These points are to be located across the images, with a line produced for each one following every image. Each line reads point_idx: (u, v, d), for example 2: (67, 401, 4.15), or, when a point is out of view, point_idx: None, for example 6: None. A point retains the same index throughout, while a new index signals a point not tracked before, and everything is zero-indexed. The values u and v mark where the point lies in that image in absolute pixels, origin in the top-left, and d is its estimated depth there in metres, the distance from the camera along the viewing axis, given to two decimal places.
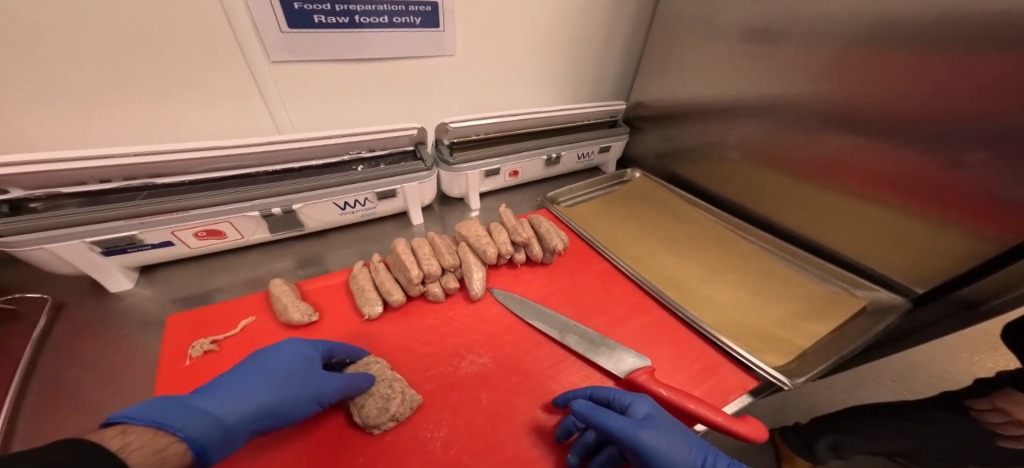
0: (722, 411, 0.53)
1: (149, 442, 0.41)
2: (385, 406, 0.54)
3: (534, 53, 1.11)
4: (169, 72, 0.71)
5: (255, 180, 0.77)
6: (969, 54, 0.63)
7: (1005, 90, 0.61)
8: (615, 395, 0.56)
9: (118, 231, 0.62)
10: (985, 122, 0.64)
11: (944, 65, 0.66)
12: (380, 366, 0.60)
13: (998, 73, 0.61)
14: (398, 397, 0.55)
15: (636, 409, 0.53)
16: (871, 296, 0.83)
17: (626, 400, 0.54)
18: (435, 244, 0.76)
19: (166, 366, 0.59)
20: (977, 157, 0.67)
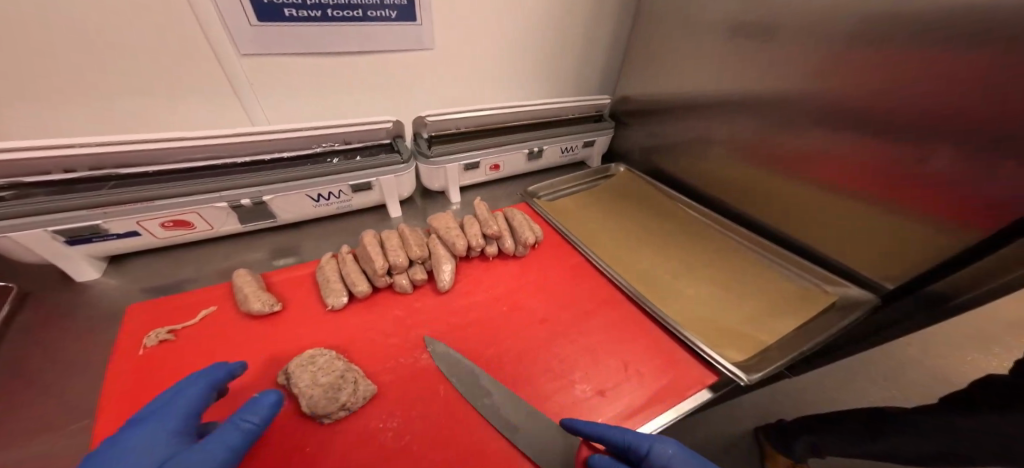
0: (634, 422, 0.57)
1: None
2: (335, 396, 0.54)
3: (517, 48, 1.11)
4: (138, 66, 0.71)
5: (226, 171, 0.77)
6: (937, 51, 0.63)
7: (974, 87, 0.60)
8: (634, 442, 0.52)
9: (83, 220, 0.63)
10: (954, 120, 0.64)
11: (915, 63, 0.66)
12: (332, 358, 0.59)
13: (969, 69, 0.61)
14: (350, 387, 0.56)
15: (653, 460, 0.51)
16: (840, 292, 0.82)
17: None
18: (404, 235, 0.75)
19: (122, 353, 0.60)
20: (947, 156, 0.66)
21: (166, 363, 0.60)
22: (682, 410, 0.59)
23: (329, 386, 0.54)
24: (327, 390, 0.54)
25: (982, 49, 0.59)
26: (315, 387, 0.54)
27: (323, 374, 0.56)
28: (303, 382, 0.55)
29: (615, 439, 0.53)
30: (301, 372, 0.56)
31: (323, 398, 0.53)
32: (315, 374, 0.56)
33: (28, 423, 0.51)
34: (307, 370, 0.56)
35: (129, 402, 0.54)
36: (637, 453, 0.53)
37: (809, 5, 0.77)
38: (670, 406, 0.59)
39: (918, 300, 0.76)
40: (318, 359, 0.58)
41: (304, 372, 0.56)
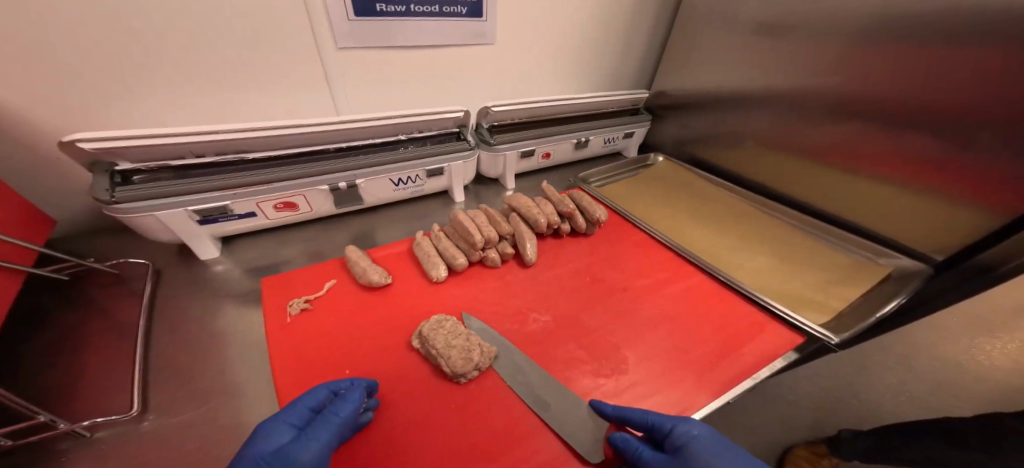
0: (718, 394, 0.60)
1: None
2: (469, 356, 0.60)
3: (565, 43, 1.17)
4: (243, 59, 0.76)
5: (323, 156, 0.82)
6: (975, 40, 0.70)
7: (1009, 73, 0.68)
8: (656, 421, 0.54)
9: (215, 200, 0.68)
10: (992, 105, 0.71)
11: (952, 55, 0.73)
12: (455, 323, 0.65)
13: (1007, 57, 0.68)
14: (479, 348, 0.62)
15: (675, 438, 0.52)
16: (895, 264, 0.89)
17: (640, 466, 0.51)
18: (490, 214, 0.82)
19: (272, 320, 0.66)
20: (986, 136, 0.73)
21: (310, 329, 0.66)
22: (774, 367, 0.64)
23: (462, 345, 0.61)
24: (463, 350, 0.61)
25: (1017, 41, 0.66)
26: (452, 347, 0.61)
27: (456, 337, 0.62)
28: (440, 344, 0.61)
29: (638, 419, 0.54)
30: (436, 334, 0.62)
31: (460, 356, 0.60)
32: (448, 337, 0.62)
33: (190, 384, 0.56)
34: (440, 334, 0.62)
35: (290, 363, 0.60)
36: (661, 433, 0.53)
37: (847, 6, 0.84)
38: (766, 363, 0.64)
39: (965, 270, 0.82)
40: (444, 324, 0.64)
41: (438, 335, 0.62)
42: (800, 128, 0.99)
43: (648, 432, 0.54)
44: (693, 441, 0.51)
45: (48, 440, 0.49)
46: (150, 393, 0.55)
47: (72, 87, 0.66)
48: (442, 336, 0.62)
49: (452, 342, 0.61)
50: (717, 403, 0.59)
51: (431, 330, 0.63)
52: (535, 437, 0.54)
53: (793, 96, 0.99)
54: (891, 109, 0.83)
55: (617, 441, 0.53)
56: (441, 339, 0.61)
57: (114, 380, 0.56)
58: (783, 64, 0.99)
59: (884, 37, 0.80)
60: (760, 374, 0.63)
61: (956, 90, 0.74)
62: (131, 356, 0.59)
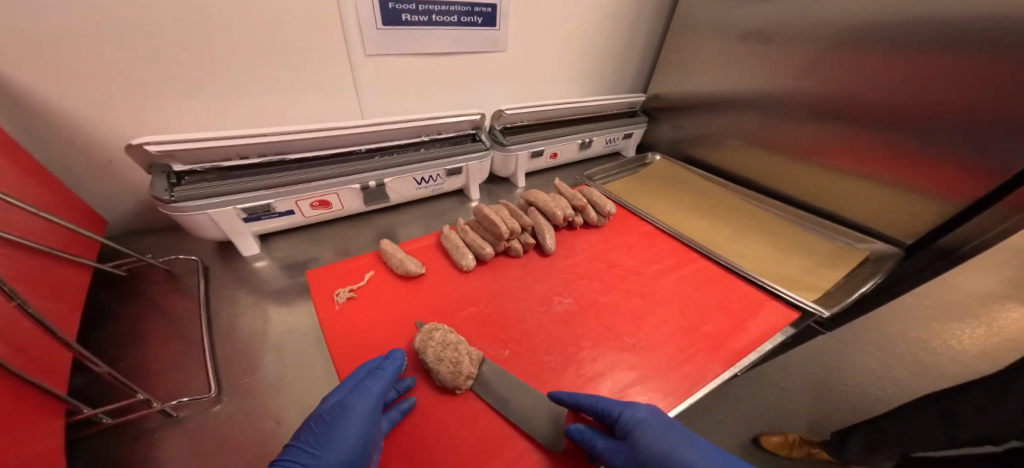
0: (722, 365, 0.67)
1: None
2: (457, 369, 0.60)
3: (569, 49, 1.25)
4: (278, 66, 0.81)
5: (353, 157, 0.88)
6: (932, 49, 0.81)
7: (961, 78, 0.79)
8: (608, 407, 0.58)
9: (259, 199, 0.73)
10: (946, 108, 0.82)
11: (912, 65, 0.84)
12: (445, 333, 0.65)
13: (957, 66, 0.79)
14: (468, 357, 0.62)
15: (622, 422, 0.57)
16: (870, 248, 0.99)
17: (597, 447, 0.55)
18: (511, 209, 0.89)
19: (322, 309, 0.71)
20: (941, 134, 0.84)
21: (357, 316, 0.71)
22: (774, 341, 0.72)
23: (453, 357, 0.62)
24: (452, 362, 0.61)
25: (966, 52, 0.77)
26: (441, 359, 0.62)
27: (446, 348, 0.63)
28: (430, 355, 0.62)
29: (588, 403, 0.59)
30: (429, 345, 0.63)
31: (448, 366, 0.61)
32: (437, 348, 0.63)
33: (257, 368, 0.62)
34: (433, 346, 0.63)
35: (347, 345, 0.67)
36: (610, 417, 0.58)
37: (824, 19, 0.95)
38: (768, 337, 0.72)
39: (934, 252, 0.92)
40: (433, 334, 0.65)
41: (428, 346, 0.63)
42: (785, 129, 1.10)
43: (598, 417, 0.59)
44: (641, 423, 0.56)
45: (140, 419, 0.54)
46: (220, 376, 0.61)
47: (124, 95, 0.71)
48: (432, 348, 0.63)
49: (442, 355, 0.62)
50: (728, 372, 0.66)
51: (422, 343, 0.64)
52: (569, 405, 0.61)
53: (778, 98, 1.09)
54: (864, 110, 0.94)
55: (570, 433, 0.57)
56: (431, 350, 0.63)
57: (186, 365, 0.61)
58: (768, 71, 1.10)
59: (855, 46, 0.91)
60: (763, 347, 0.71)
61: (918, 93, 0.85)
62: (198, 344, 0.65)
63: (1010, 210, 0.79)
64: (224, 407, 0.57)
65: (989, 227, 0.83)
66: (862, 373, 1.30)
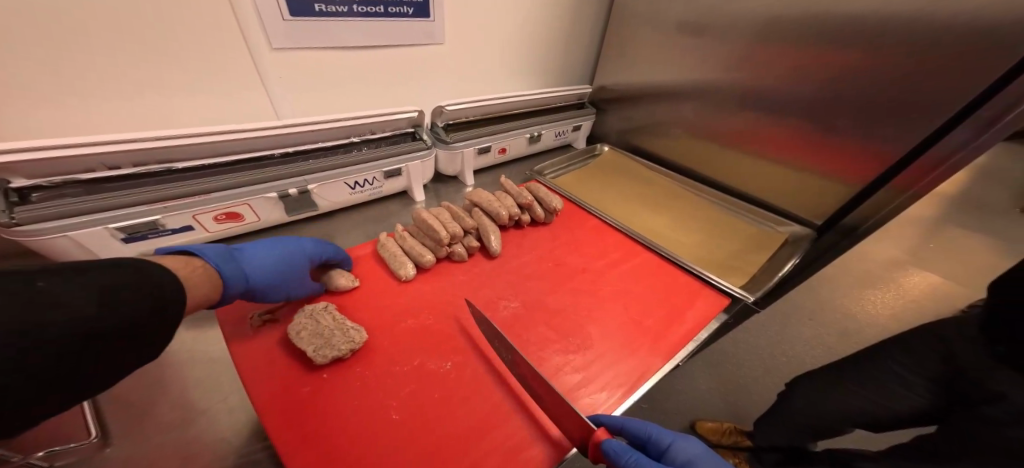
0: (661, 355, 0.68)
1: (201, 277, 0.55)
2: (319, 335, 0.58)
3: (511, 41, 1.21)
4: (161, 59, 0.69)
5: (267, 163, 0.78)
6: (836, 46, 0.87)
7: (859, 73, 0.85)
8: (656, 434, 0.59)
9: (141, 216, 0.63)
10: (850, 100, 0.88)
11: (820, 60, 0.90)
12: (345, 329, 0.60)
13: (857, 61, 0.84)
14: (335, 332, 0.59)
15: (675, 452, 0.58)
16: (790, 231, 1.06)
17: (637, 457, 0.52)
18: (453, 211, 0.84)
19: (230, 336, 0.61)
20: (840, 124, 0.91)
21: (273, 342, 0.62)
22: (710, 327, 0.75)
23: (331, 334, 0.58)
24: (326, 340, 0.57)
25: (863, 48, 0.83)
26: (318, 336, 0.58)
27: (326, 323, 0.60)
28: (309, 327, 0.59)
29: (639, 430, 0.59)
30: (303, 322, 0.60)
31: (323, 345, 0.57)
32: (322, 321, 0.60)
33: None
34: (308, 323, 0.60)
35: (263, 375, 0.58)
36: (658, 447, 0.58)
37: (748, 14, 0.98)
38: (704, 326, 0.75)
39: (839, 231, 1.01)
40: (323, 315, 0.61)
41: (316, 320, 0.60)
42: (722, 120, 1.14)
43: (641, 446, 0.59)
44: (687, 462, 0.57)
45: None
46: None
47: None
48: (306, 324, 0.59)
49: (318, 327, 0.58)
50: (669, 365, 0.67)
51: (297, 319, 0.61)
52: (519, 415, 0.59)
53: (712, 90, 1.14)
54: (784, 101, 0.99)
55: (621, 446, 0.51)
56: (303, 328, 0.58)
57: None
58: (701, 64, 1.13)
59: (775, 43, 0.96)
60: (699, 336, 0.73)
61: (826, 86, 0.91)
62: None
63: (895, 192, 0.88)
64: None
65: (875, 212, 0.93)
66: (797, 342, 1.41)
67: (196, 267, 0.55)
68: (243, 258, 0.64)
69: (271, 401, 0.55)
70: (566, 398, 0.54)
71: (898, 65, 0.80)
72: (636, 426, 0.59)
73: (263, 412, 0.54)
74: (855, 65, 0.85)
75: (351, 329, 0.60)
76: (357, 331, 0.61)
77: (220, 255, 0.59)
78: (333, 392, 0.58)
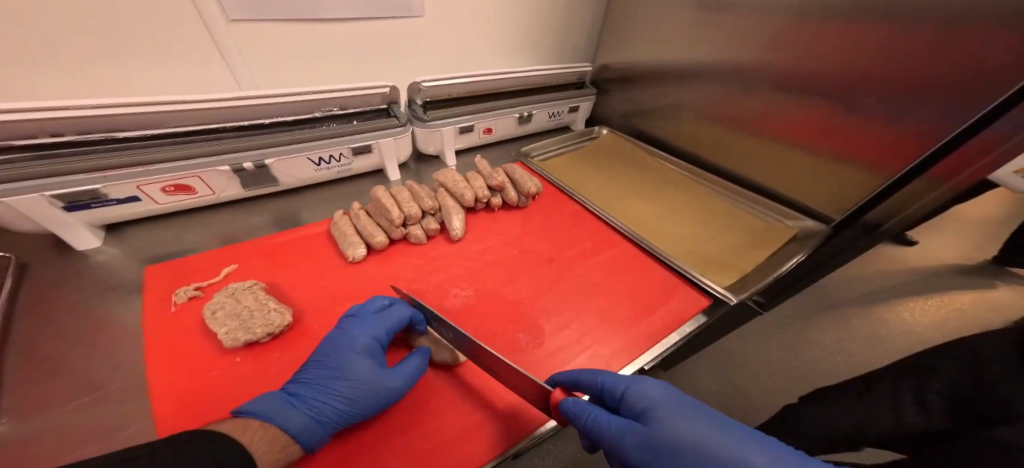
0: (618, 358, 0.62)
1: (268, 438, 0.45)
2: (237, 313, 0.59)
3: (501, 13, 1.12)
4: (114, 27, 0.67)
5: (222, 136, 0.75)
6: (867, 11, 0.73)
7: (894, 42, 0.72)
8: (609, 382, 0.53)
9: (81, 184, 0.61)
10: (882, 74, 0.75)
11: (845, 28, 0.77)
12: (265, 309, 0.60)
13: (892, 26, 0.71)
14: (256, 314, 0.59)
15: (630, 399, 0.51)
16: (799, 225, 0.94)
17: (587, 417, 0.49)
18: (414, 191, 0.79)
19: (153, 312, 0.62)
20: (870, 101, 0.78)
21: (192, 320, 0.62)
22: (682, 331, 0.66)
23: (250, 315, 0.59)
24: (242, 321, 0.58)
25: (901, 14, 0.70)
26: (235, 317, 0.59)
27: (246, 304, 0.60)
28: (230, 307, 0.60)
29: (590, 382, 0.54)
30: (223, 301, 0.60)
31: (239, 327, 0.58)
32: (244, 301, 0.60)
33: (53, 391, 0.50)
34: (228, 302, 0.61)
35: (172, 354, 0.57)
36: (614, 396, 0.53)
37: None
38: (674, 328, 0.66)
39: (858, 229, 0.84)
40: (247, 295, 0.61)
41: (238, 299, 0.61)
42: (734, 100, 1.02)
43: (599, 398, 0.54)
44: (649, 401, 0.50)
45: None
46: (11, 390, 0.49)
47: None
48: (225, 303, 0.59)
49: (237, 308, 0.59)
50: (628, 370, 0.61)
51: (217, 297, 0.61)
52: (465, 402, 0.56)
53: (722, 66, 1.01)
54: (805, 76, 0.86)
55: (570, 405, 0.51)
56: (222, 307, 0.59)
57: None
58: (712, 35, 1.01)
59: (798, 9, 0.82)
60: (668, 340, 0.65)
61: (855, 57, 0.77)
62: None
63: (933, 183, 0.72)
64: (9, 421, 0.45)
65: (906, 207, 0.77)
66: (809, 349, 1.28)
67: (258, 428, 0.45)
68: (375, 379, 0.54)
69: (172, 382, 0.54)
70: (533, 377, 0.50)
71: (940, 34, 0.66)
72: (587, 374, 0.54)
73: (160, 403, 0.51)
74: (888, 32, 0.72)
75: (275, 310, 0.61)
76: (281, 311, 0.61)
77: (277, 406, 0.48)
78: (239, 378, 0.56)
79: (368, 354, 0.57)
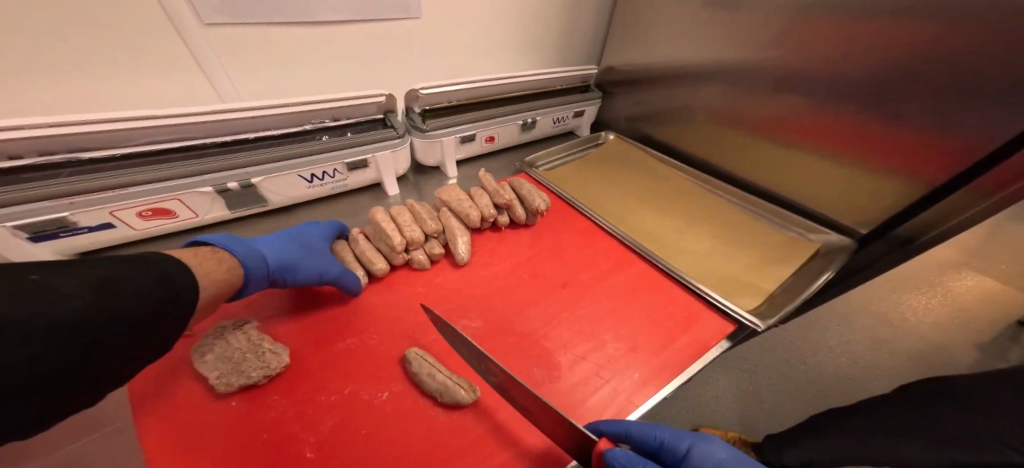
0: (644, 390, 0.58)
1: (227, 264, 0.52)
2: (229, 358, 0.53)
3: (502, 14, 1.06)
4: (77, 34, 0.61)
5: (204, 153, 0.69)
6: (900, 15, 0.68)
7: (929, 48, 0.67)
8: (666, 438, 0.50)
9: (43, 213, 0.55)
10: (912, 83, 0.71)
11: (870, 34, 0.72)
12: (259, 349, 0.55)
13: (923, 33, 0.67)
14: (250, 355, 0.54)
15: (693, 458, 0.47)
16: (823, 239, 0.90)
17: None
18: (415, 211, 0.74)
19: None
20: (905, 109, 0.73)
21: (179, 362, 0.56)
22: (707, 360, 0.62)
23: (242, 358, 0.53)
24: (236, 365, 0.52)
25: (934, 18, 0.65)
26: (226, 360, 0.53)
27: (237, 346, 0.54)
28: (217, 350, 0.54)
29: (646, 436, 0.50)
30: (210, 343, 0.54)
31: (232, 371, 0.52)
32: (238, 342, 0.55)
33: None
34: (217, 343, 0.54)
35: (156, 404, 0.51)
36: (674, 454, 0.48)
37: None
38: (698, 356, 0.62)
39: (891, 242, 0.83)
40: (239, 336, 0.56)
41: (231, 341, 0.55)
42: (748, 106, 0.97)
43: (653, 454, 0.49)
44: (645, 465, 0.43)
45: None
46: None
47: None
48: (215, 345, 0.54)
49: (229, 351, 0.53)
50: (662, 394, 0.57)
51: (204, 338, 0.55)
52: (482, 447, 0.51)
53: (737, 70, 0.96)
54: (828, 83, 0.82)
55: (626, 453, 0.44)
56: (212, 350, 0.53)
57: None
58: (726, 38, 0.95)
59: (820, 10, 0.78)
60: (692, 368, 0.61)
61: (883, 65, 0.73)
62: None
63: (974, 197, 0.69)
64: None
65: (948, 217, 0.73)
66: None
67: (211, 256, 0.51)
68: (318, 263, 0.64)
69: (156, 438, 0.48)
70: (566, 416, 0.45)
71: (978, 40, 0.62)
72: (645, 428, 0.50)
73: (149, 448, 0.47)
74: (920, 38, 0.67)
75: (271, 349, 0.55)
76: (279, 351, 0.56)
77: (231, 239, 0.55)
78: (230, 427, 0.51)
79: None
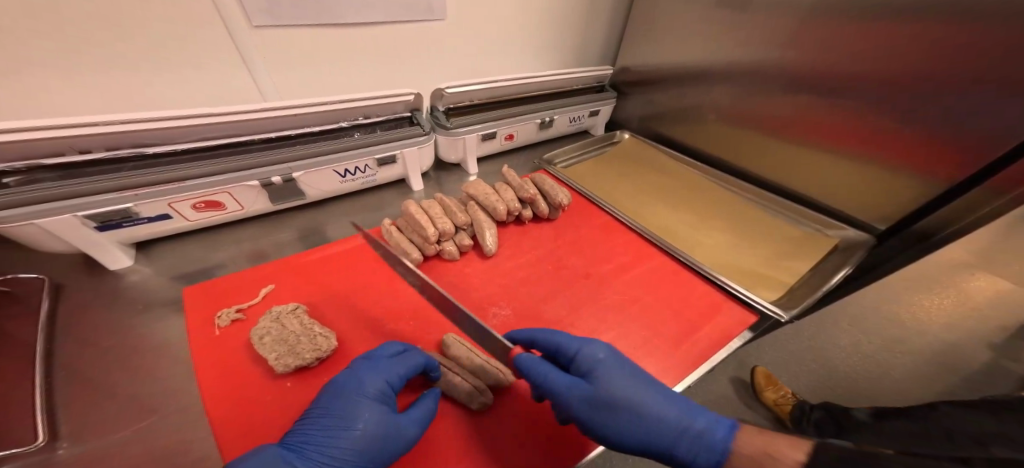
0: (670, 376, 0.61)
1: None
2: (285, 341, 0.57)
3: (522, 16, 1.09)
4: (139, 35, 0.66)
5: (250, 149, 0.74)
6: (918, 15, 0.70)
7: (945, 48, 0.69)
8: (563, 344, 0.58)
9: (111, 204, 0.59)
10: (928, 82, 0.73)
11: (886, 34, 0.75)
12: (315, 335, 0.59)
13: (940, 33, 0.69)
14: (306, 339, 0.58)
15: (580, 359, 0.56)
16: (839, 235, 0.91)
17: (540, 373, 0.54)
18: (445, 205, 0.77)
19: (196, 335, 0.60)
20: (924, 106, 0.75)
21: (237, 344, 0.60)
22: (730, 349, 0.65)
23: (297, 340, 0.58)
24: (291, 347, 0.57)
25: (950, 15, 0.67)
26: (282, 342, 0.57)
27: (292, 330, 0.59)
28: (274, 335, 0.58)
29: (548, 342, 0.59)
30: (269, 326, 0.59)
31: (288, 353, 0.56)
32: (296, 326, 0.59)
33: (99, 423, 0.49)
34: (274, 327, 0.59)
35: (219, 381, 0.55)
36: (567, 356, 0.58)
37: None
38: (721, 345, 0.66)
39: (907, 238, 0.85)
40: (294, 320, 0.60)
41: (290, 324, 0.59)
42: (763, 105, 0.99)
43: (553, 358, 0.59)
44: (598, 362, 0.55)
45: None
46: (59, 420, 0.48)
47: None
48: (272, 329, 0.58)
49: (285, 334, 0.58)
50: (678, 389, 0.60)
51: (263, 322, 0.60)
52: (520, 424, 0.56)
53: (753, 69, 0.98)
54: (845, 81, 0.83)
55: (589, 352, 0.56)
56: (269, 333, 0.58)
57: (8, 402, 0.48)
58: (742, 37, 0.98)
59: (838, 10, 0.80)
60: (715, 357, 0.64)
61: (900, 64, 0.75)
62: (30, 377, 0.51)
63: (995, 193, 0.71)
64: (62, 454, 0.45)
65: (968, 212, 0.75)
66: (832, 349, 1.30)
67: None
68: (391, 431, 0.50)
69: (222, 412, 0.52)
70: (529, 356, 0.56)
71: (994, 39, 0.64)
72: (545, 335, 0.60)
73: (217, 421, 0.51)
74: (936, 37, 0.69)
75: (323, 334, 0.60)
76: (331, 338, 0.60)
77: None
78: (290, 404, 0.55)
79: (383, 401, 0.53)
